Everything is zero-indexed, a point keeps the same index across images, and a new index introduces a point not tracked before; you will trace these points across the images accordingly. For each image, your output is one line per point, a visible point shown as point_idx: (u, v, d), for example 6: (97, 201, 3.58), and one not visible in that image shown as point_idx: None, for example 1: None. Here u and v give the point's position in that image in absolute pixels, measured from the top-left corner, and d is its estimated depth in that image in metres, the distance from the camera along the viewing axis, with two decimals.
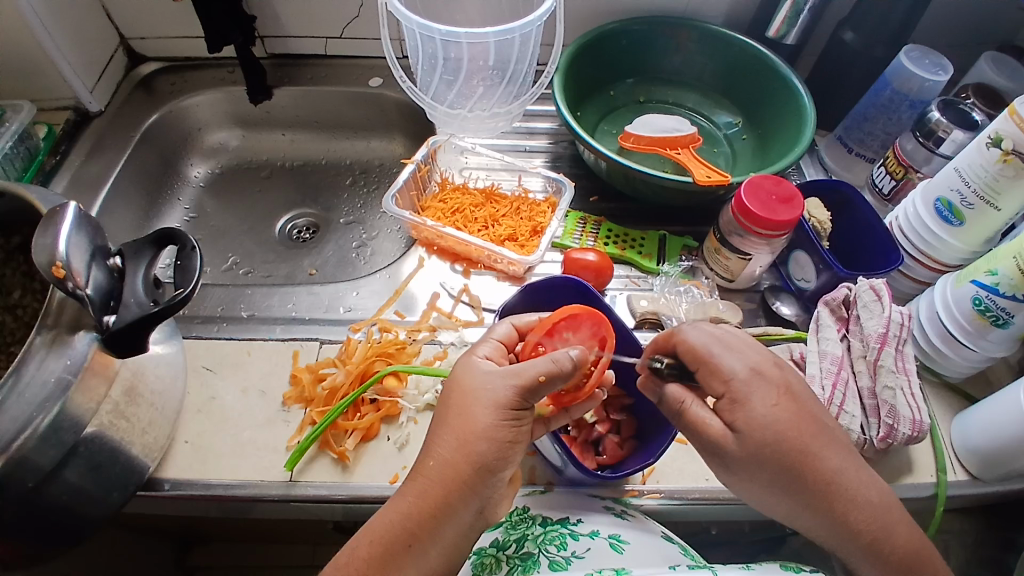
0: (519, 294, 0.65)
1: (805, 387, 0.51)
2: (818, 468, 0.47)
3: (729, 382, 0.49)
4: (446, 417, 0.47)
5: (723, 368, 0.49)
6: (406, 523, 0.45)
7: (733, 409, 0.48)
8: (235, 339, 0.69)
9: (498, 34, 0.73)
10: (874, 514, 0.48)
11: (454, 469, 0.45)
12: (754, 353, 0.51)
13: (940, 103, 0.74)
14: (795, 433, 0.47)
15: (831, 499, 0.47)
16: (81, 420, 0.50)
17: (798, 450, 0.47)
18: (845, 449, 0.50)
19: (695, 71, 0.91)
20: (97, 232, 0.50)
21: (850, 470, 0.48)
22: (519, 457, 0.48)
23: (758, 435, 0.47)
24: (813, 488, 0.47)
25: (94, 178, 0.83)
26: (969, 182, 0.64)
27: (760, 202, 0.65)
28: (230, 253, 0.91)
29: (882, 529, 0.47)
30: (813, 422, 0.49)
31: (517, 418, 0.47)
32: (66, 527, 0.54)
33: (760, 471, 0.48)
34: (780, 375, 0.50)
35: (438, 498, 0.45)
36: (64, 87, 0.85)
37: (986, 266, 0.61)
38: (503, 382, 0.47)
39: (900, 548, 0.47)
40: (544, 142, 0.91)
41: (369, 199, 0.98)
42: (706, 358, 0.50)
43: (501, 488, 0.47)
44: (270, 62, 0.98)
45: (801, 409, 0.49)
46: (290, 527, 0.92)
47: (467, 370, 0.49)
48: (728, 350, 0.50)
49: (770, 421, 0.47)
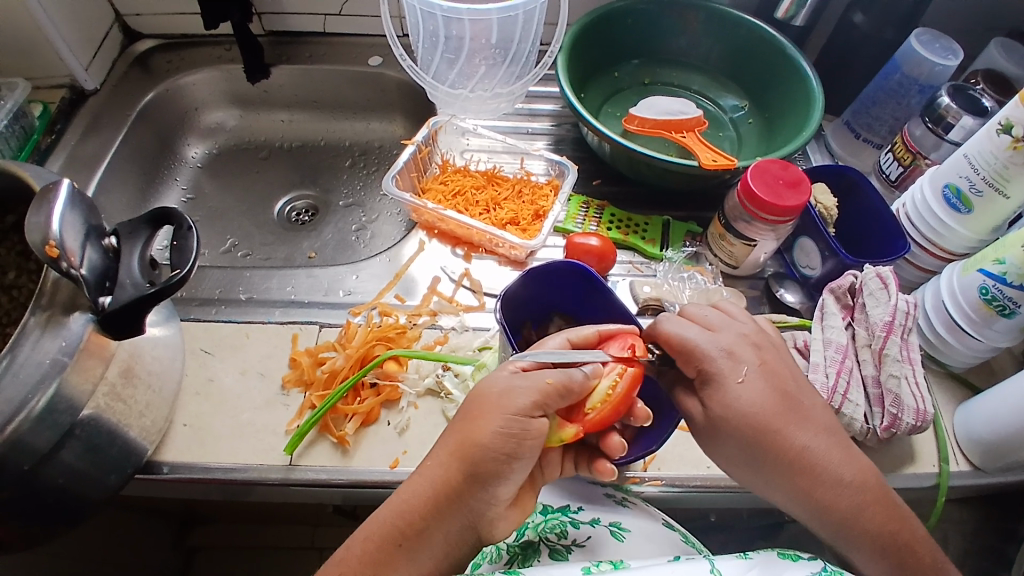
0: (520, 280, 0.64)
1: (786, 368, 0.51)
2: (787, 448, 0.47)
3: (700, 366, 0.49)
4: (455, 419, 0.47)
5: (694, 353, 0.50)
6: (397, 521, 0.45)
7: (706, 391, 0.49)
8: (233, 321, 0.68)
9: (501, 12, 0.72)
10: (849, 493, 0.47)
11: (447, 471, 0.45)
12: (731, 335, 0.51)
13: (949, 89, 0.73)
14: (762, 412, 0.47)
15: (802, 479, 0.47)
16: (77, 402, 0.50)
17: (764, 430, 0.47)
18: (821, 426, 0.49)
19: (702, 53, 0.89)
20: (92, 211, 0.49)
21: (823, 448, 0.48)
22: (520, 473, 0.46)
23: (721, 412, 0.48)
24: (781, 468, 0.47)
25: (90, 157, 0.82)
26: (979, 169, 0.63)
27: (767, 186, 0.64)
28: (228, 234, 0.90)
29: (858, 509, 0.47)
30: (782, 400, 0.49)
31: (523, 427, 0.45)
32: (65, 509, 0.54)
33: (727, 449, 0.49)
34: (754, 355, 0.50)
35: (428, 499, 0.45)
36: (59, 64, 0.83)
37: (994, 254, 0.60)
38: (512, 388, 0.46)
39: (875, 528, 0.47)
40: (546, 124, 0.90)
41: (369, 180, 0.97)
42: (677, 345, 0.50)
43: (496, 504, 0.46)
44: (268, 39, 0.96)
45: (771, 388, 0.49)
46: (289, 509, 0.92)
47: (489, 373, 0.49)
48: (702, 333, 0.50)
49: (733, 400, 0.48)
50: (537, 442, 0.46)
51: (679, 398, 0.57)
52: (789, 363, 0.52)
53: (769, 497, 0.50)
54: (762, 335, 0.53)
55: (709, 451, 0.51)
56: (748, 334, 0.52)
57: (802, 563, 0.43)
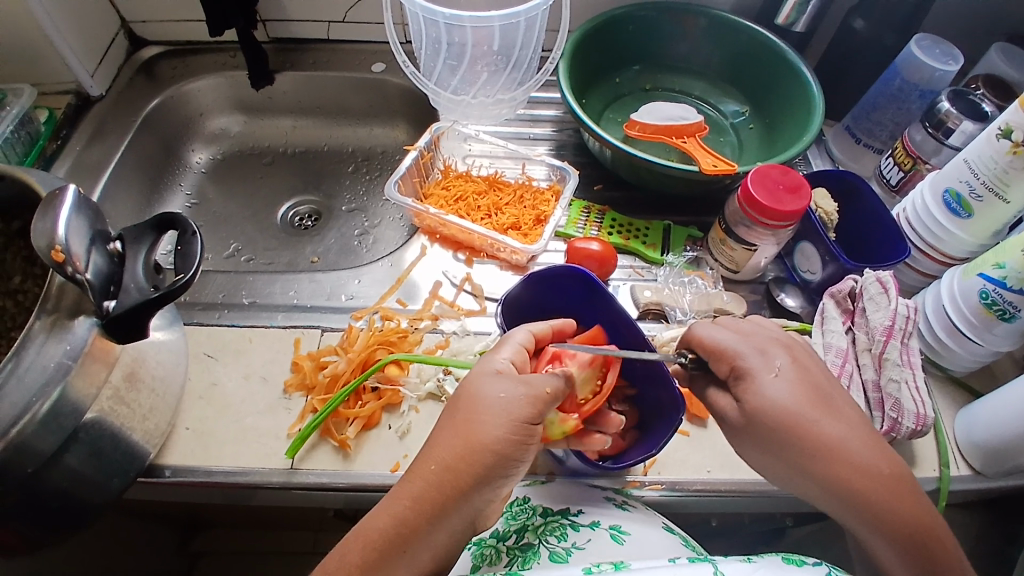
0: (523, 284, 0.66)
1: (819, 368, 0.52)
2: (814, 435, 0.47)
3: (733, 363, 0.51)
4: (453, 418, 0.46)
5: (726, 352, 0.51)
6: (400, 527, 0.44)
7: (739, 386, 0.50)
8: (236, 325, 0.69)
9: (503, 19, 0.73)
10: (882, 483, 0.46)
11: (454, 476, 0.44)
12: (763, 337, 0.52)
13: (949, 94, 0.73)
14: (793, 402, 0.48)
15: (834, 469, 0.47)
16: (81, 405, 0.50)
17: (796, 420, 0.47)
18: (851, 419, 0.49)
19: (703, 59, 0.89)
20: (97, 216, 0.50)
21: (855, 439, 0.47)
22: (519, 473, 0.47)
23: (754, 405, 0.49)
24: (813, 457, 0.47)
25: (94, 163, 0.83)
26: (978, 174, 0.63)
27: (766, 191, 0.64)
28: (231, 239, 0.91)
29: (889, 502, 0.46)
30: (816, 394, 0.49)
31: (525, 434, 0.46)
32: (68, 513, 0.54)
33: (757, 441, 0.49)
34: (787, 353, 0.51)
35: (434, 503, 0.44)
36: (65, 71, 0.84)
37: (994, 258, 0.60)
38: (517, 395, 0.46)
39: (909, 520, 0.45)
40: (548, 130, 0.91)
41: (372, 186, 0.97)
42: (711, 347, 0.53)
43: (495, 501, 0.47)
44: (272, 46, 0.97)
45: (803, 382, 0.49)
46: (292, 513, 0.93)
47: (483, 374, 0.48)
48: (734, 335, 0.52)
49: (768, 394, 0.49)
50: (537, 443, 0.47)
51: (679, 401, 0.57)
52: (820, 365, 0.52)
53: (800, 491, 0.49)
54: (793, 339, 0.54)
55: (742, 444, 0.51)
56: (779, 338, 0.53)
57: (806, 568, 0.43)
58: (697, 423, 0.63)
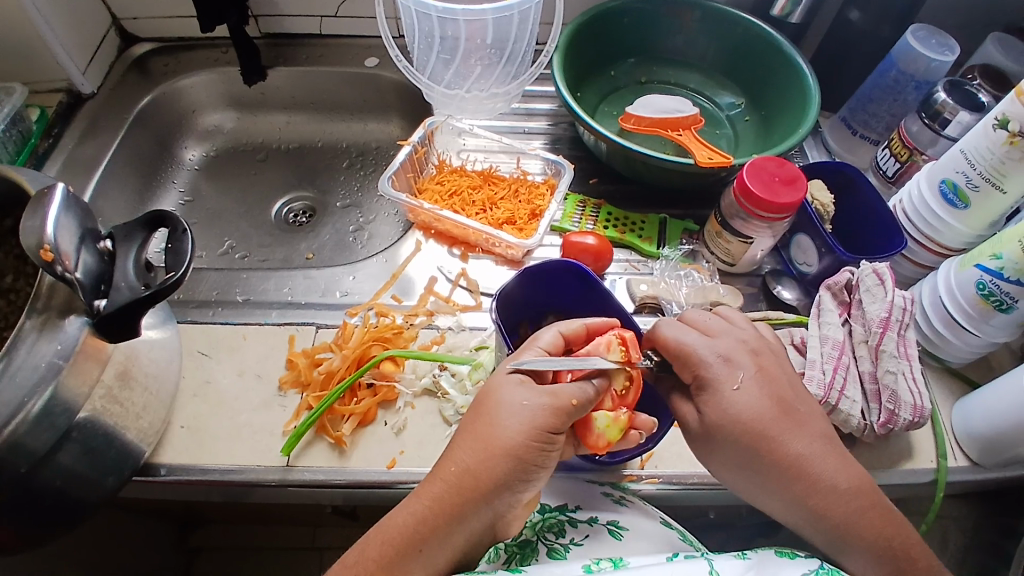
0: (517, 279, 0.64)
1: (786, 374, 0.51)
2: (778, 451, 0.47)
3: (696, 371, 0.50)
4: (475, 424, 0.46)
5: (691, 358, 0.50)
6: (419, 527, 0.44)
7: (701, 396, 0.50)
8: (230, 323, 0.68)
9: (496, 11, 0.72)
10: (845, 500, 0.46)
11: (474, 480, 0.44)
12: (729, 341, 0.51)
13: (946, 84, 0.73)
14: (754, 417, 0.48)
15: (797, 486, 0.47)
16: (74, 405, 0.50)
17: (757, 436, 0.47)
18: (817, 431, 0.49)
19: (699, 50, 0.89)
20: (87, 214, 0.49)
21: (819, 454, 0.47)
22: (540, 480, 0.47)
23: (714, 420, 0.48)
24: (775, 472, 0.47)
25: (87, 160, 0.82)
26: (975, 165, 0.63)
27: (762, 183, 0.64)
28: (226, 236, 0.90)
29: (854, 516, 0.46)
30: (778, 407, 0.49)
31: (547, 442, 0.45)
32: (63, 512, 0.54)
33: (722, 454, 0.49)
34: (752, 361, 0.50)
35: (452, 506, 0.44)
36: (56, 68, 0.83)
37: (990, 249, 0.60)
38: (540, 403, 0.46)
39: (871, 535, 0.46)
40: (543, 123, 0.90)
41: (366, 181, 0.97)
42: (674, 352, 0.51)
43: (516, 508, 0.46)
44: (264, 41, 0.96)
45: (767, 393, 0.49)
46: (291, 509, 0.93)
47: (506, 380, 0.47)
48: (701, 338, 0.51)
49: (727, 407, 0.48)
50: (558, 452, 0.47)
51: None
52: (788, 369, 0.52)
53: (765, 506, 0.49)
54: (761, 341, 0.53)
55: (705, 454, 0.51)
56: (746, 340, 0.52)
57: (798, 562, 0.43)
58: None
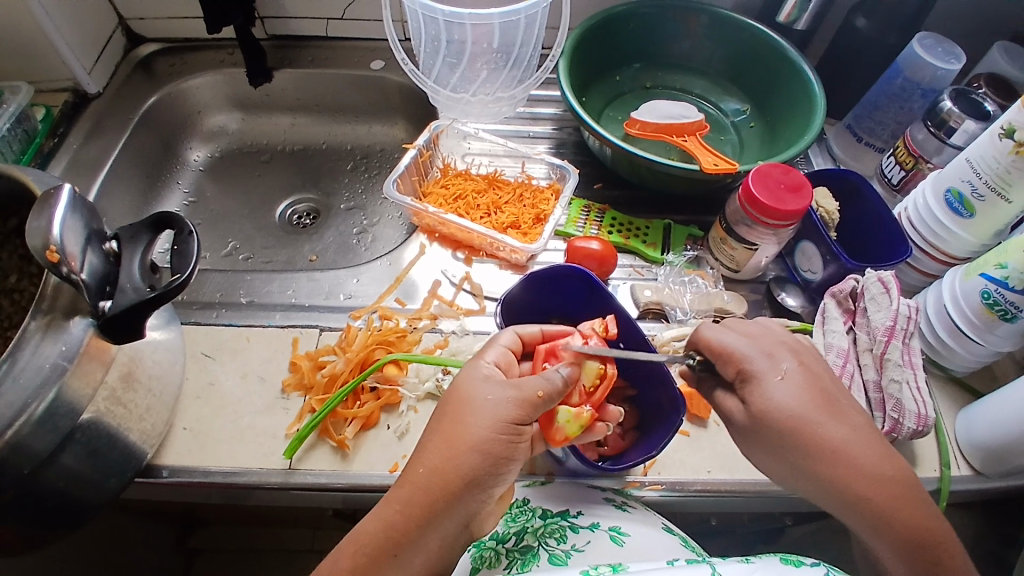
0: (522, 284, 0.65)
1: (827, 371, 0.52)
2: (820, 439, 0.47)
3: (739, 366, 0.51)
4: (442, 424, 0.46)
5: (733, 354, 0.51)
6: (388, 530, 0.43)
7: (744, 389, 0.50)
8: (233, 325, 0.68)
9: (503, 16, 0.72)
10: (886, 488, 0.46)
11: (442, 478, 0.44)
12: (770, 340, 0.52)
13: (952, 93, 0.73)
14: (798, 406, 0.48)
15: (836, 472, 0.47)
16: (77, 406, 0.50)
17: (800, 424, 0.47)
18: (858, 421, 0.49)
19: (704, 56, 0.89)
20: (93, 215, 0.49)
21: (859, 441, 0.47)
22: (512, 474, 0.47)
23: (760, 408, 0.49)
24: (818, 459, 0.47)
25: (92, 160, 0.82)
26: (981, 174, 0.63)
27: (768, 190, 0.64)
28: (229, 237, 0.90)
29: (893, 504, 0.46)
30: (820, 397, 0.49)
31: (514, 434, 0.46)
32: (64, 514, 0.54)
33: (764, 444, 0.49)
34: (793, 356, 0.51)
35: (423, 507, 0.44)
36: (62, 68, 0.84)
37: (996, 259, 0.59)
38: (505, 396, 0.46)
39: (912, 524, 0.45)
40: (548, 128, 0.90)
41: (370, 184, 0.97)
42: (718, 349, 0.52)
43: (489, 503, 0.46)
44: (270, 43, 0.97)
45: (810, 384, 0.49)
46: (290, 512, 0.92)
47: (473, 378, 0.48)
48: (741, 337, 0.52)
49: (771, 397, 0.49)
50: (527, 444, 0.47)
51: (679, 402, 0.57)
52: (828, 367, 0.52)
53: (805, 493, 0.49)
54: (803, 343, 0.53)
55: (748, 446, 0.51)
56: (787, 340, 0.52)
57: (804, 569, 0.42)
58: (697, 423, 0.63)
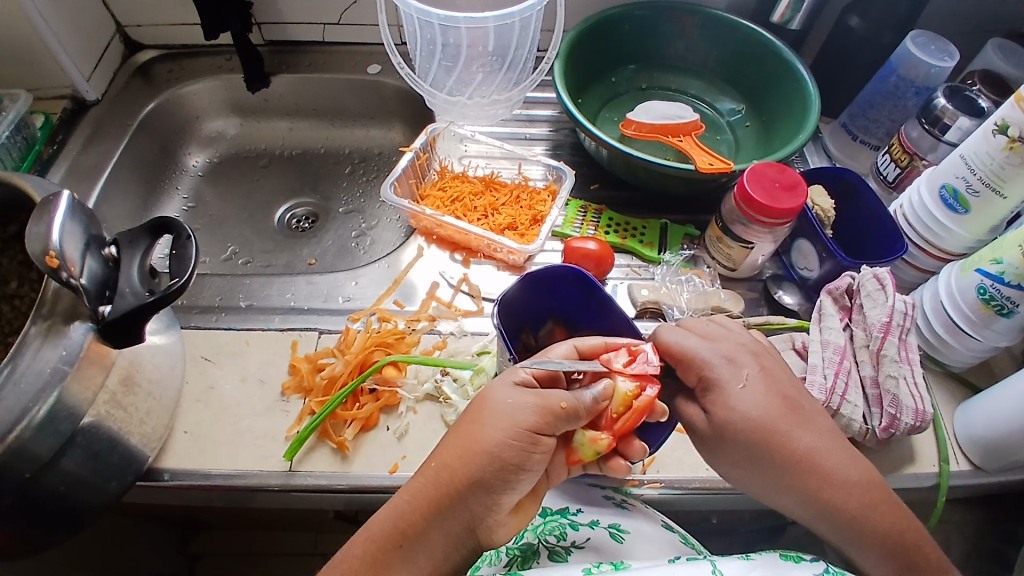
0: (518, 285, 0.64)
1: (786, 374, 0.52)
2: (790, 448, 0.47)
3: (701, 373, 0.50)
4: (460, 424, 0.47)
5: (694, 361, 0.51)
6: (397, 521, 0.45)
7: (707, 397, 0.50)
8: (233, 328, 0.69)
9: (498, 19, 0.73)
10: (857, 493, 0.47)
11: (450, 475, 0.44)
12: (730, 344, 0.52)
13: (945, 90, 0.73)
14: (763, 415, 0.48)
15: (806, 481, 0.47)
16: (78, 410, 0.50)
17: (767, 433, 0.47)
18: (824, 429, 0.49)
19: (700, 57, 0.89)
20: (91, 220, 0.50)
21: (828, 450, 0.48)
22: (525, 484, 0.46)
23: (722, 418, 0.48)
24: (787, 468, 0.47)
25: (91, 167, 0.83)
26: (975, 170, 0.63)
27: (762, 189, 0.64)
28: (228, 242, 0.91)
29: (866, 510, 0.46)
30: (783, 404, 0.49)
31: (530, 443, 0.45)
32: (65, 518, 0.54)
33: (729, 454, 0.49)
34: (754, 361, 0.51)
35: (431, 501, 0.44)
36: (61, 75, 0.84)
37: (991, 255, 0.60)
38: (525, 402, 0.46)
39: (884, 529, 0.46)
40: (544, 130, 0.91)
41: (368, 187, 0.97)
42: (678, 355, 0.51)
43: (497, 512, 0.45)
44: (268, 48, 0.97)
45: (773, 392, 0.49)
46: (292, 515, 0.92)
47: (499, 382, 0.48)
48: (702, 342, 0.51)
49: (735, 406, 0.48)
50: (544, 456, 0.46)
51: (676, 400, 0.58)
52: (787, 369, 0.52)
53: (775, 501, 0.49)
54: (760, 345, 0.53)
55: (710, 455, 0.51)
56: (746, 342, 0.53)
57: (803, 565, 0.42)
58: None
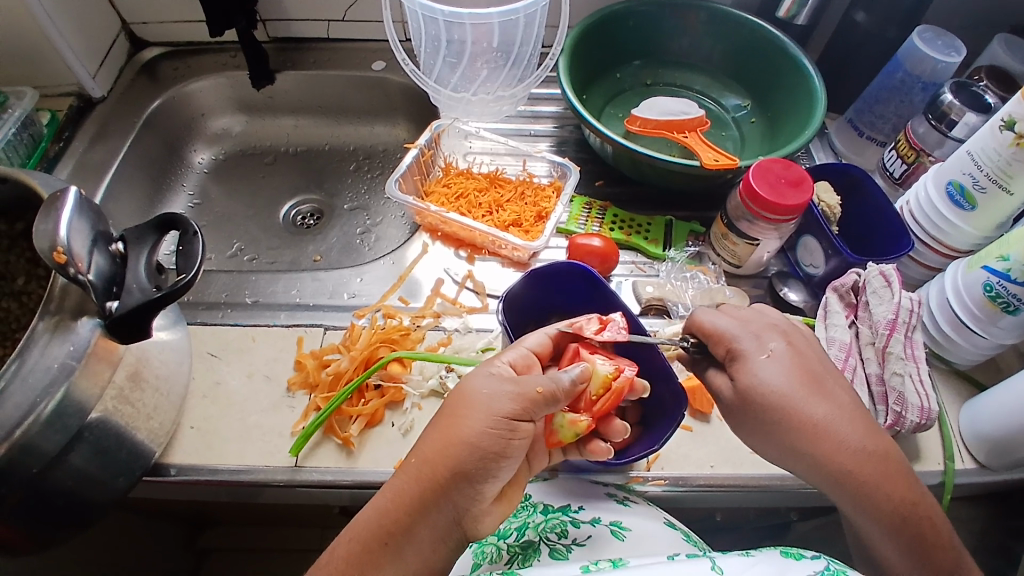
0: (523, 281, 0.65)
1: (816, 354, 0.52)
2: (806, 417, 0.47)
3: (728, 346, 0.51)
4: (437, 419, 0.47)
5: (723, 336, 0.52)
6: (381, 520, 0.44)
7: (733, 367, 0.51)
8: (239, 325, 0.69)
9: (502, 15, 0.72)
10: (872, 463, 0.47)
11: (432, 469, 0.44)
12: (760, 323, 0.53)
13: (952, 85, 0.72)
14: (785, 385, 0.48)
15: (821, 449, 0.47)
16: (85, 405, 0.50)
17: (786, 403, 0.48)
18: (842, 400, 0.49)
19: (705, 53, 0.89)
20: (98, 217, 0.50)
21: (845, 419, 0.48)
22: (508, 471, 0.47)
23: (746, 386, 0.49)
24: (804, 437, 0.47)
25: (97, 164, 0.83)
26: (982, 166, 0.63)
27: (768, 185, 0.64)
28: (234, 238, 0.91)
29: (878, 479, 0.47)
30: (807, 376, 0.49)
31: (509, 430, 0.46)
32: (74, 512, 0.55)
33: (752, 422, 0.49)
34: (782, 338, 0.51)
35: (415, 498, 0.44)
36: (66, 73, 0.84)
37: (998, 251, 0.60)
38: (501, 391, 0.47)
39: (896, 498, 0.46)
40: (549, 126, 0.90)
41: (373, 184, 0.97)
42: (709, 331, 0.53)
43: (482, 502, 0.46)
44: (272, 46, 0.97)
45: (798, 365, 0.50)
46: (298, 511, 0.93)
47: (475, 374, 0.49)
48: (732, 320, 0.52)
49: (758, 375, 0.49)
50: (524, 443, 0.47)
51: (680, 397, 0.57)
52: (818, 350, 0.52)
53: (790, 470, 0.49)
54: (794, 327, 0.54)
55: (734, 424, 0.51)
56: (778, 324, 0.53)
57: (804, 562, 0.42)
58: (699, 418, 0.63)
